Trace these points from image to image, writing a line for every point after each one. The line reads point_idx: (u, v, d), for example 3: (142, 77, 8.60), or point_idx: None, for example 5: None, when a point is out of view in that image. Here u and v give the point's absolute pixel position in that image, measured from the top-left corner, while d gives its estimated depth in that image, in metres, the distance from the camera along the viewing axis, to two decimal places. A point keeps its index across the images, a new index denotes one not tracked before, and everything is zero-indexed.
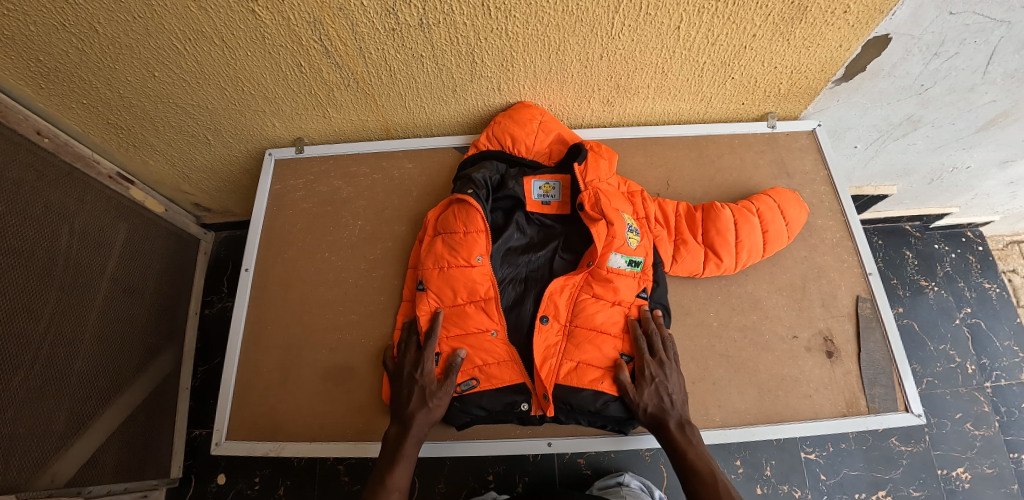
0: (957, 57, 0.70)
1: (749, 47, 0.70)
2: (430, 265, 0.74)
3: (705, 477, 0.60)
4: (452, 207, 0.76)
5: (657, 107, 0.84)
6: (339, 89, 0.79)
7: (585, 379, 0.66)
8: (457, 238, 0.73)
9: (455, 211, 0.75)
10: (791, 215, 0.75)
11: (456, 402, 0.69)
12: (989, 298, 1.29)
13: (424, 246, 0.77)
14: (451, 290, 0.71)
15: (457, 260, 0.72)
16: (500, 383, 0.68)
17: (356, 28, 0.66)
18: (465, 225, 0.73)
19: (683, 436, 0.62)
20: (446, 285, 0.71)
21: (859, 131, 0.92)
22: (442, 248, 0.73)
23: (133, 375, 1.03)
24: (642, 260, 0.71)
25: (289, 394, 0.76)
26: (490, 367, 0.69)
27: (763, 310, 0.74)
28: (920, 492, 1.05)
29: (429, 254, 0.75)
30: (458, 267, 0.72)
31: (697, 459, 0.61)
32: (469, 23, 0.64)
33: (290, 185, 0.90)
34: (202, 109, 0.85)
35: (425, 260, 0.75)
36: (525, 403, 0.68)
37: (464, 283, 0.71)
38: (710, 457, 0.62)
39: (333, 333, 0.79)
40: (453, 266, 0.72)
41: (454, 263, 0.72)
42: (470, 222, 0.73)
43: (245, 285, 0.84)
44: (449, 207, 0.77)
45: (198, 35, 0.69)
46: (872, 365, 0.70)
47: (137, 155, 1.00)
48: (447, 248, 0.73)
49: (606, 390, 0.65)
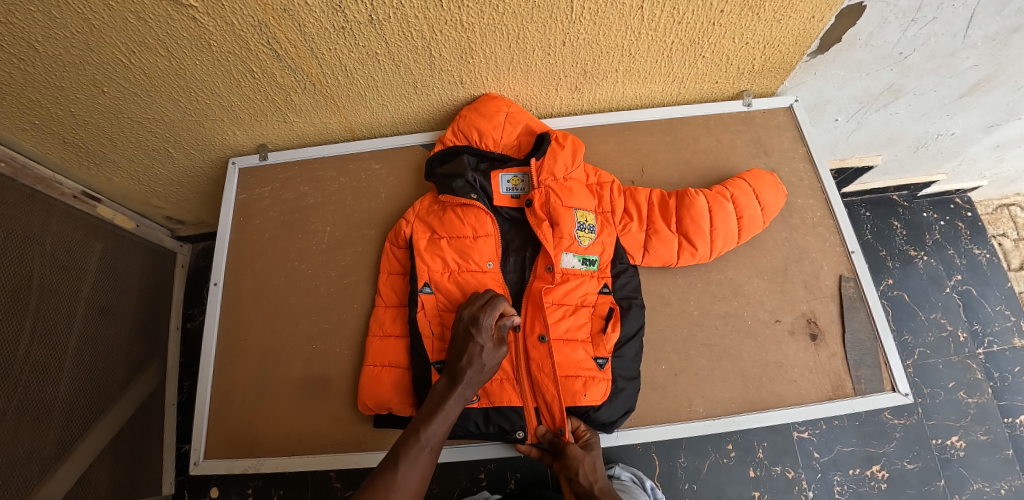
0: (935, 22, 0.67)
1: (718, 23, 0.67)
2: (439, 268, 0.72)
3: None
4: (453, 210, 0.75)
5: (628, 91, 0.81)
6: (296, 92, 0.76)
7: (567, 393, 0.63)
8: (466, 242, 0.73)
9: (460, 215, 0.74)
10: (766, 199, 0.72)
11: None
12: (979, 265, 1.28)
13: (424, 247, 0.74)
14: (462, 294, 0.71)
15: (469, 264, 0.72)
16: (499, 401, 0.64)
17: (303, 29, 0.64)
18: (473, 228, 0.73)
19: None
20: (458, 289, 0.71)
21: (839, 103, 0.90)
22: (451, 252, 0.72)
23: (117, 395, 1.01)
24: (597, 257, 0.70)
25: (266, 408, 0.75)
26: (493, 383, 0.65)
27: (744, 295, 0.72)
28: (914, 464, 1.05)
29: (435, 257, 0.72)
30: (470, 272, 0.72)
31: None
32: (422, 16, 0.62)
33: (255, 194, 0.87)
34: (159, 122, 0.82)
35: (430, 262, 0.72)
36: (520, 430, 0.64)
37: (477, 288, 0.71)
38: None
39: (307, 344, 0.77)
40: (464, 270, 0.72)
41: (465, 267, 0.72)
42: (479, 226, 0.73)
43: (215, 299, 0.82)
44: (451, 209, 0.75)
45: (141, 47, 0.66)
46: (857, 346, 0.69)
47: (101, 172, 0.97)
48: (455, 252, 0.73)
49: (587, 403, 0.62)
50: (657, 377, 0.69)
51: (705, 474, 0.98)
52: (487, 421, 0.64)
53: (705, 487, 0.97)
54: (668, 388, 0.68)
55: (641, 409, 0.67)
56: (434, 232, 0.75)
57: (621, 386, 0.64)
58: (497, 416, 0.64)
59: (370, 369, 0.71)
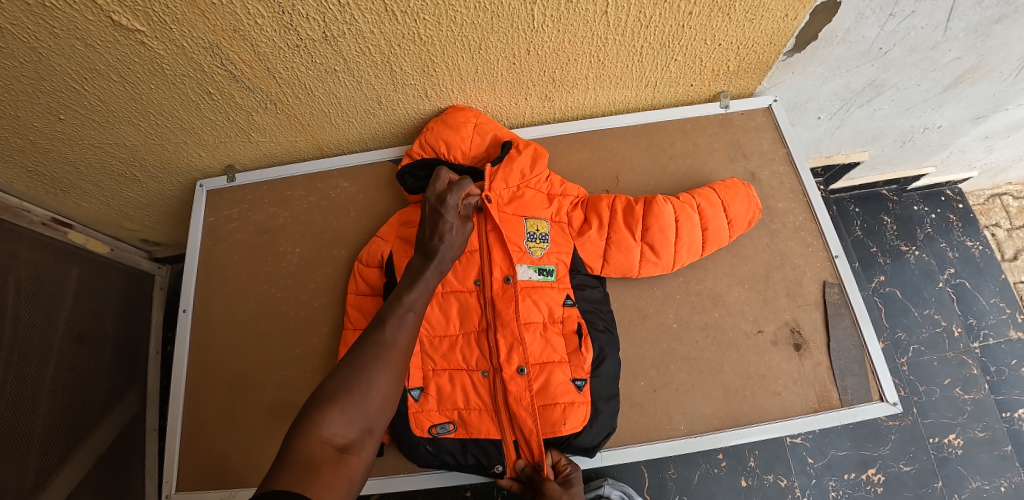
0: (914, 16, 0.65)
1: (687, 25, 0.64)
2: None
3: None
4: None
5: (600, 97, 0.79)
6: (257, 112, 0.74)
7: (547, 424, 0.60)
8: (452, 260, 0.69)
9: None
10: (734, 212, 0.70)
11: (428, 446, 0.62)
12: (972, 257, 1.26)
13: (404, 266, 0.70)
14: (443, 318, 0.66)
15: (453, 285, 0.68)
16: (477, 433, 0.62)
17: (257, 49, 0.61)
18: None
19: None
20: (439, 313, 0.66)
21: (820, 101, 0.87)
22: None
23: (96, 423, 0.99)
24: (554, 268, 0.68)
25: (237, 437, 0.73)
26: (471, 413, 0.63)
27: (725, 305, 0.70)
28: (911, 466, 1.03)
29: None
30: (455, 293, 0.67)
31: None
32: (378, 31, 0.59)
33: (224, 216, 0.85)
34: (122, 147, 0.80)
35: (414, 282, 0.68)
36: (498, 464, 0.62)
37: (459, 310, 0.66)
38: None
39: (278, 370, 0.75)
40: (449, 291, 0.67)
41: (451, 288, 0.67)
42: None
43: (183, 327, 0.79)
44: None
45: (93, 74, 0.64)
46: (843, 354, 0.67)
47: (69, 199, 0.95)
48: None
49: (567, 432, 0.59)
50: (636, 394, 0.66)
51: (696, 485, 0.96)
52: (465, 453, 0.62)
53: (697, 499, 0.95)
54: (647, 405, 0.66)
55: (621, 427, 0.65)
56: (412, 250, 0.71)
57: (601, 408, 0.62)
58: (475, 447, 0.62)
59: None
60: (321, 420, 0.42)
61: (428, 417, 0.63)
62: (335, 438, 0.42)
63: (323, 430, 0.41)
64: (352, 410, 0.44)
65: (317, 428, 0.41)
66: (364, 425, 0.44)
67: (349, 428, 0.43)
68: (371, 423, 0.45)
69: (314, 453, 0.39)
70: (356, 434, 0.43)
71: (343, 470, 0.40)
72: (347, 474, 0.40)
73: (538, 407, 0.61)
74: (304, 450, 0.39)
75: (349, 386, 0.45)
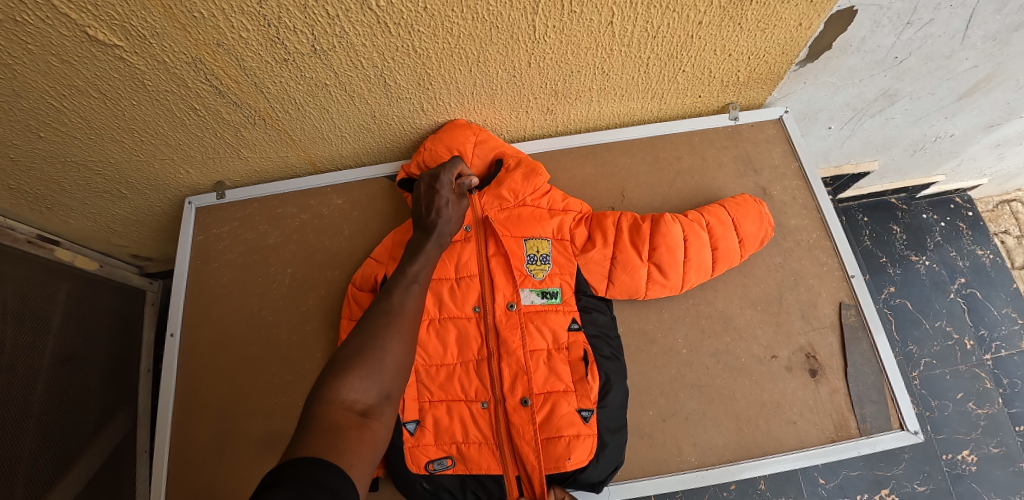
0: (932, 24, 0.62)
1: (696, 36, 0.62)
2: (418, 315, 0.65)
3: None
4: None
5: (604, 110, 0.76)
6: (246, 128, 0.70)
7: (550, 458, 0.57)
8: (449, 285, 0.66)
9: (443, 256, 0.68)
10: (745, 230, 0.67)
11: (425, 483, 0.59)
12: (983, 266, 1.23)
13: None
14: (440, 346, 0.63)
15: (450, 310, 0.64)
16: (477, 469, 0.59)
17: (243, 64, 0.58)
18: (457, 270, 0.66)
19: None
20: (436, 340, 0.63)
21: (831, 111, 0.84)
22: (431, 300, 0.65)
23: (83, 446, 0.96)
24: (558, 290, 0.65)
25: (226, 469, 0.69)
26: (471, 447, 0.59)
27: (736, 329, 0.67)
28: (925, 485, 1.00)
29: None
30: (453, 319, 0.64)
31: None
32: (370, 44, 0.56)
33: (213, 235, 0.82)
34: (106, 164, 0.77)
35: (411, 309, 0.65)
36: None
37: (457, 338, 0.63)
38: None
39: (269, 398, 0.72)
40: (446, 317, 0.64)
41: (448, 314, 0.64)
42: (462, 267, 0.66)
43: (171, 352, 0.76)
44: None
45: (70, 90, 0.61)
46: (860, 380, 0.64)
47: (55, 216, 0.91)
48: (435, 298, 0.65)
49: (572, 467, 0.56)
50: (644, 424, 0.63)
51: None
52: (464, 490, 0.59)
53: None
54: (656, 436, 0.63)
55: (628, 460, 0.62)
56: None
57: (608, 440, 0.59)
58: (474, 483, 0.59)
59: None
60: (340, 386, 0.40)
61: (425, 452, 0.59)
62: (356, 403, 0.40)
63: (344, 396, 0.39)
64: (371, 376, 0.42)
65: (337, 393, 0.39)
66: (384, 390, 0.42)
67: (368, 394, 0.41)
68: (391, 388, 0.43)
69: (339, 419, 0.37)
70: (376, 398, 0.41)
71: (368, 436, 0.37)
72: (374, 440, 0.38)
73: (541, 440, 0.58)
74: (328, 416, 0.37)
75: (364, 353, 0.43)
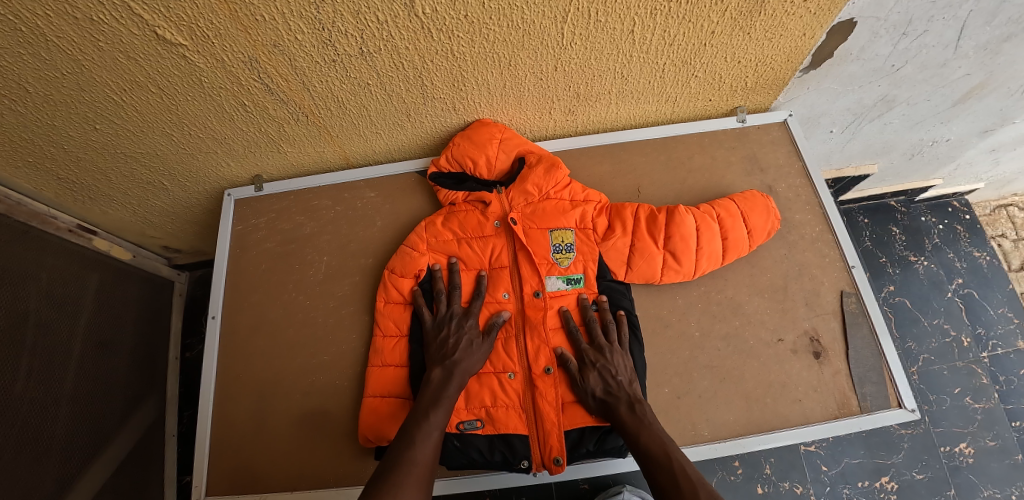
0: (926, 35, 0.68)
1: (708, 44, 0.67)
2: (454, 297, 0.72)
3: (660, 458, 0.55)
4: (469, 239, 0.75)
5: (621, 111, 0.81)
6: (289, 124, 0.76)
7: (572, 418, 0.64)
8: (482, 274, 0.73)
9: (476, 245, 0.74)
10: (754, 223, 0.72)
11: (456, 442, 0.64)
12: (980, 267, 1.28)
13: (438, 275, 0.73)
14: None
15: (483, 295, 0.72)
16: (505, 430, 0.64)
17: (295, 63, 0.64)
18: (489, 261, 0.74)
19: (635, 418, 0.59)
20: None
21: (833, 116, 0.90)
22: (467, 284, 0.73)
23: (116, 428, 0.99)
24: (581, 276, 0.71)
25: (265, 443, 0.74)
26: (499, 412, 0.65)
27: (745, 315, 0.72)
28: (924, 474, 1.04)
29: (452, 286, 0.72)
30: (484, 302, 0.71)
31: (652, 440, 0.57)
32: (412, 47, 0.62)
33: (251, 225, 0.87)
34: (153, 157, 0.82)
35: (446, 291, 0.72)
36: (525, 460, 0.63)
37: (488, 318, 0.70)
38: (664, 435, 0.57)
39: (306, 376, 0.76)
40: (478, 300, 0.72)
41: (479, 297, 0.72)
42: (495, 258, 0.73)
43: (211, 333, 0.81)
44: (466, 240, 0.75)
45: (133, 85, 0.66)
46: (861, 362, 0.68)
47: (95, 206, 0.96)
48: (471, 283, 0.73)
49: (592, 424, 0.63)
50: (660, 401, 0.68)
51: None
52: (492, 450, 0.64)
53: None
54: (671, 413, 0.67)
55: None
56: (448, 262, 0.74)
57: None
58: (502, 443, 0.64)
59: (369, 399, 0.69)
60: None
61: (458, 415, 0.65)
62: None
63: None
64: None
65: None
66: None
67: None
68: None
69: None
70: None
71: None
72: None
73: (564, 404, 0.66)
74: None
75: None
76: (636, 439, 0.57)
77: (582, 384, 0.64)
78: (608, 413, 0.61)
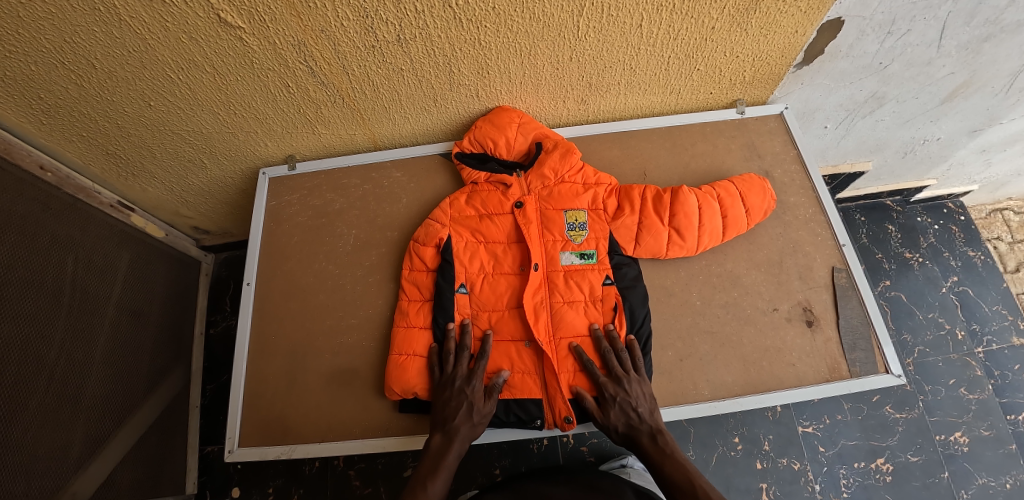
0: (910, 34, 0.75)
1: (709, 39, 0.74)
2: (475, 269, 0.78)
3: (684, 486, 0.63)
4: (489, 216, 0.81)
5: (629, 101, 0.88)
6: (327, 106, 0.83)
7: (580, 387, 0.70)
8: (500, 248, 0.79)
9: (495, 221, 0.80)
10: (752, 202, 0.78)
11: None
12: (974, 266, 1.32)
13: (461, 248, 0.79)
14: (493, 295, 0.77)
15: (502, 268, 0.78)
16: (521, 394, 0.71)
17: (338, 48, 0.71)
18: (507, 236, 0.80)
19: (656, 448, 0.66)
20: (490, 290, 0.77)
21: (827, 111, 0.96)
22: (486, 256, 0.79)
23: (145, 394, 1.04)
24: (594, 252, 0.76)
25: (296, 397, 0.79)
26: (515, 376, 0.73)
27: (743, 286, 0.77)
28: (918, 457, 1.08)
29: (473, 258, 0.78)
30: (503, 274, 0.78)
31: (675, 470, 0.64)
32: (444, 36, 0.69)
33: (285, 201, 0.94)
34: (197, 134, 0.89)
35: (468, 264, 0.78)
36: (537, 419, 0.70)
37: (507, 289, 0.77)
38: (687, 465, 0.65)
39: (334, 338, 0.82)
40: (496, 273, 0.78)
41: (498, 270, 0.78)
42: (512, 234, 0.80)
43: (247, 298, 0.87)
44: (487, 217, 0.81)
45: (191, 65, 0.73)
46: (851, 331, 0.73)
47: (137, 183, 1.03)
48: (490, 256, 0.79)
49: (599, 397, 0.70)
50: (664, 363, 0.73)
51: (713, 466, 1.04)
52: (506, 410, 0.71)
53: (714, 479, 1.02)
54: (674, 373, 0.72)
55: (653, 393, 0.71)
56: (470, 235, 0.80)
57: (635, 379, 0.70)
58: (517, 407, 0.71)
59: (396, 357, 0.75)
60: None
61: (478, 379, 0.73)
62: None
63: None
64: None
65: None
66: None
67: None
68: None
69: None
70: None
71: None
72: None
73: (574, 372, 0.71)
74: None
75: None
76: (660, 469, 0.65)
77: (604, 420, 0.68)
78: (632, 443, 0.67)
